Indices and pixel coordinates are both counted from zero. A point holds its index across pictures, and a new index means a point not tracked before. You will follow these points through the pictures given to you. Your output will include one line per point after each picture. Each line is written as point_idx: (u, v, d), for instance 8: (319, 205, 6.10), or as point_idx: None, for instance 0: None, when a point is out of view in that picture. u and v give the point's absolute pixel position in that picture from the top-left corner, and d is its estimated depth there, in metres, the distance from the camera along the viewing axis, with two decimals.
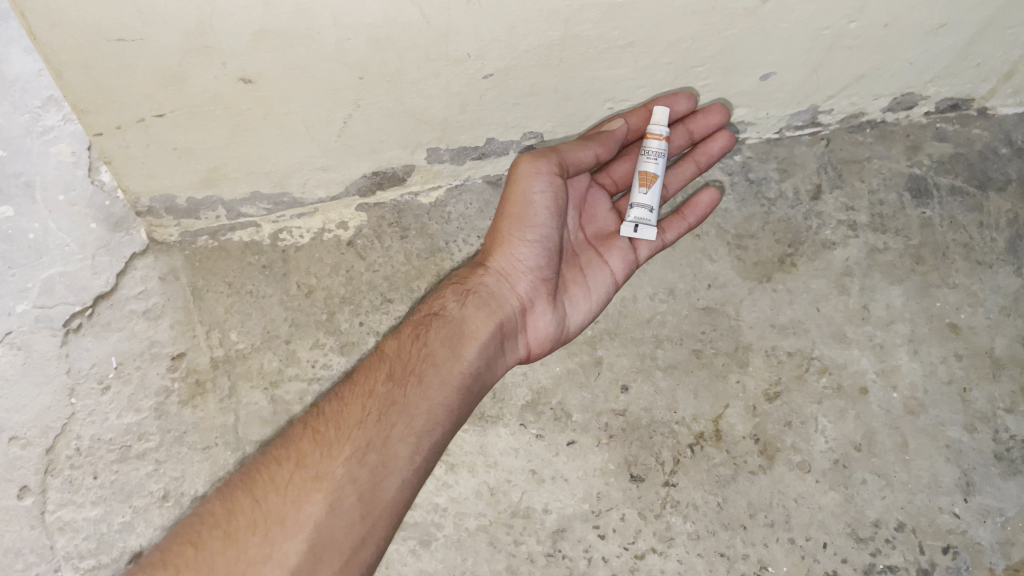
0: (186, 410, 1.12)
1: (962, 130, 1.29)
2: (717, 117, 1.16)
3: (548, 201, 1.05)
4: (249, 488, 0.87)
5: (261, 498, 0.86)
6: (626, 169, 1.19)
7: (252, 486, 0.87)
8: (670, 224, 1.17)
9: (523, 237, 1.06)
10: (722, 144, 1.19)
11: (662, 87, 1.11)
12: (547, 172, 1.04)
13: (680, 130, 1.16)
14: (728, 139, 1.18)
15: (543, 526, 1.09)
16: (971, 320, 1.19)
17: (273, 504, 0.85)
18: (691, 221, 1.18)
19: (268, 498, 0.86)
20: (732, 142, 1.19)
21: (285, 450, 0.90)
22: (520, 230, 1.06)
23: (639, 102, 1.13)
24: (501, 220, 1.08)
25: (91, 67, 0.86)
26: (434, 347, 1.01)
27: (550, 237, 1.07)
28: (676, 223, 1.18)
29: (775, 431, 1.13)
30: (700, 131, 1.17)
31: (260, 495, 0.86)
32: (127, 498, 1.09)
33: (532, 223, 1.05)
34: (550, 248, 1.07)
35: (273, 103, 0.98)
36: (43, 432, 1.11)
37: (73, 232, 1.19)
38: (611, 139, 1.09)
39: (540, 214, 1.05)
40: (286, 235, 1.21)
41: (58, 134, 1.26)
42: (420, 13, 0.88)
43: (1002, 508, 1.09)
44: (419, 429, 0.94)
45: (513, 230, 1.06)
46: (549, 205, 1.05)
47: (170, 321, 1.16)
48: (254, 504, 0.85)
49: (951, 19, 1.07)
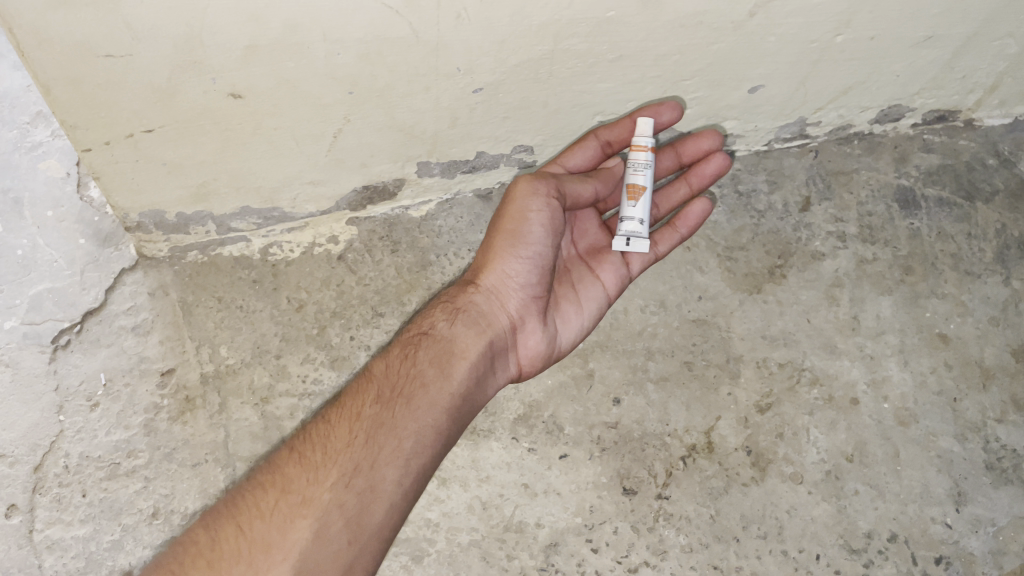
0: (176, 426, 1.11)
1: (949, 142, 1.31)
2: (709, 142, 1.19)
3: (543, 220, 1.05)
4: (233, 516, 0.86)
5: (246, 526, 0.85)
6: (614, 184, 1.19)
7: (236, 514, 0.87)
8: (662, 236, 1.17)
9: (517, 254, 1.06)
10: (718, 167, 1.19)
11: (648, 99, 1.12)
12: (545, 194, 1.04)
13: (669, 151, 1.19)
14: (724, 161, 1.19)
15: (536, 540, 1.08)
16: (960, 330, 1.19)
17: (258, 532, 0.84)
18: (683, 232, 1.17)
19: (253, 525, 0.85)
20: (728, 163, 1.19)
21: (271, 475, 0.90)
22: (513, 248, 1.06)
23: (624, 114, 1.13)
24: (495, 238, 1.08)
25: (79, 83, 0.86)
26: (423, 367, 1.00)
27: (543, 254, 1.07)
28: (667, 235, 1.17)
29: (767, 442, 1.13)
30: (690, 153, 1.20)
31: (244, 522, 0.86)
32: (116, 516, 1.07)
33: (526, 240, 1.05)
34: (542, 266, 1.07)
35: (263, 118, 0.98)
36: (30, 450, 1.10)
37: (61, 248, 1.18)
38: (609, 177, 1.12)
39: (534, 232, 1.05)
40: (275, 249, 1.21)
41: (47, 150, 1.26)
42: (410, 28, 0.88)
43: (994, 518, 1.10)
44: (407, 452, 0.94)
45: (505, 248, 1.06)
46: (545, 225, 1.05)
47: (160, 337, 1.15)
48: (239, 532, 0.85)
49: (936, 32, 1.08)
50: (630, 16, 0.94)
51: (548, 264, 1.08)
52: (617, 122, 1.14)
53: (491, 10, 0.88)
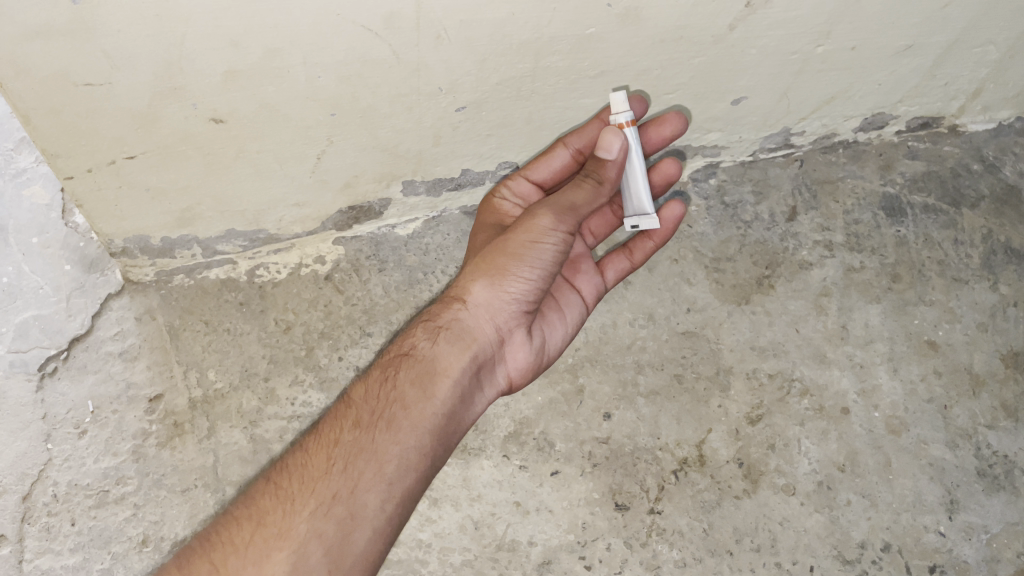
0: (165, 452, 1.11)
1: (934, 148, 1.31)
2: (671, 128, 1.13)
3: (552, 253, 1.03)
4: (208, 553, 0.88)
5: (221, 565, 0.86)
6: None
7: (212, 551, 0.88)
8: (635, 245, 1.18)
9: (517, 274, 1.03)
10: (668, 172, 1.18)
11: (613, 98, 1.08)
12: (561, 230, 1.02)
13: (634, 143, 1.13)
14: (672, 168, 1.18)
15: (529, 559, 1.08)
16: (949, 337, 1.19)
17: (233, 569, 0.86)
18: (655, 242, 1.18)
19: (228, 562, 0.86)
20: (675, 170, 1.18)
21: (247, 509, 0.91)
22: (512, 267, 1.03)
23: (590, 115, 1.09)
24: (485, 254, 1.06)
25: (59, 112, 0.86)
26: (403, 389, 0.99)
27: (541, 274, 1.04)
28: (641, 244, 1.18)
29: (758, 454, 1.13)
30: (654, 142, 1.14)
31: (220, 559, 0.87)
32: (106, 544, 1.07)
33: (528, 260, 1.02)
34: (540, 284, 1.05)
35: (245, 141, 0.98)
36: (19, 479, 1.09)
37: (48, 274, 1.17)
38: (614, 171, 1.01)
39: (544, 259, 1.03)
40: (262, 271, 1.20)
41: (31, 176, 1.26)
42: (390, 49, 0.88)
43: (986, 525, 1.10)
44: (389, 476, 0.93)
45: (504, 266, 1.03)
46: (554, 255, 1.03)
47: (147, 362, 1.15)
48: (214, 570, 0.86)
49: (917, 41, 1.08)
50: (610, 32, 0.94)
51: (545, 280, 1.06)
52: (584, 127, 1.11)
53: (470, 30, 0.88)
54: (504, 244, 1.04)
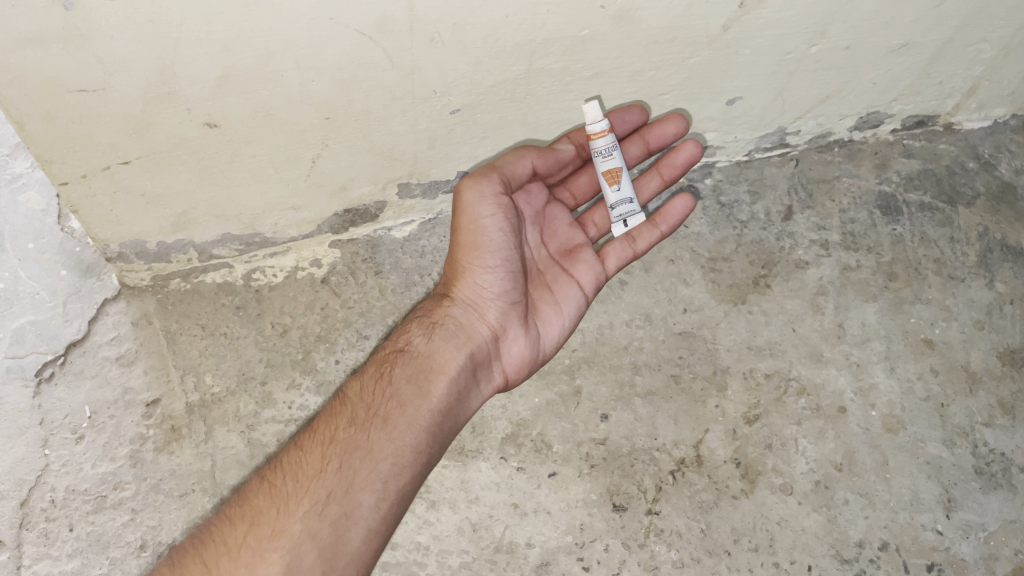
0: (162, 457, 1.11)
1: (929, 146, 1.31)
2: (674, 126, 1.12)
3: (497, 223, 1.04)
4: (200, 554, 0.86)
5: (214, 565, 0.85)
6: (585, 183, 1.18)
7: (203, 552, 0.87)
8: (641, 233, 1.15)
9: (482, 265, 1.05)
10: (690, 156, 1.15)
11: (610, 101, 1.08)
12: (491, 194, 1.03)
13: (635, 140, 1.13)
14: (695, 150, 1.14)
15: (527, 560, 1.08)
16: (946, 335, 1.19)
17: (228, 569, 0.85)
18: (663, 230, 1.15)
19: (220, 562, 0.85)
20: (699, 151, 1.15)
21: (239, 509, 0.91)
22: (474, 258, 1.05)
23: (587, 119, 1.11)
24: (457, 252, 1.07)
25: (52, 118, 0.85)
26: (399, 385, 1.00)
27: (509, 259, 1.05)
28: (646, 233, 1.15)
29: (756, 454, 1.13)
30: (657, 141, 1.13)
31: (211, 560, 0.86)
32: (103, 549, 1.07)
33: (489, 249, 1.04)
34: (511, 270, 1.06)
35: (240, 146, 0.98)
36: (16, 485, 1.09)
37: (44, 279, 1.18)
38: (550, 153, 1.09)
39: (495, 238, 1.04)
40: (258, 274, 1.21)
41: (26, 182, 1.25)
42: (384, 52, 0.88)
43: (984, 523, 1.10)
44: (385, 475, 0.94)
45: (467, 260, 1.06)
46: (502, 228, 1.05)
47: (144, 367, 1.15)
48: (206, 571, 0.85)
49: (911, 40, 1.08)
50: (604, 34, 0.94)
51: (519, 269, 1.07)
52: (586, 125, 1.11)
53: (465, 32, 0.88)
54: (461, 238, 1.06)
